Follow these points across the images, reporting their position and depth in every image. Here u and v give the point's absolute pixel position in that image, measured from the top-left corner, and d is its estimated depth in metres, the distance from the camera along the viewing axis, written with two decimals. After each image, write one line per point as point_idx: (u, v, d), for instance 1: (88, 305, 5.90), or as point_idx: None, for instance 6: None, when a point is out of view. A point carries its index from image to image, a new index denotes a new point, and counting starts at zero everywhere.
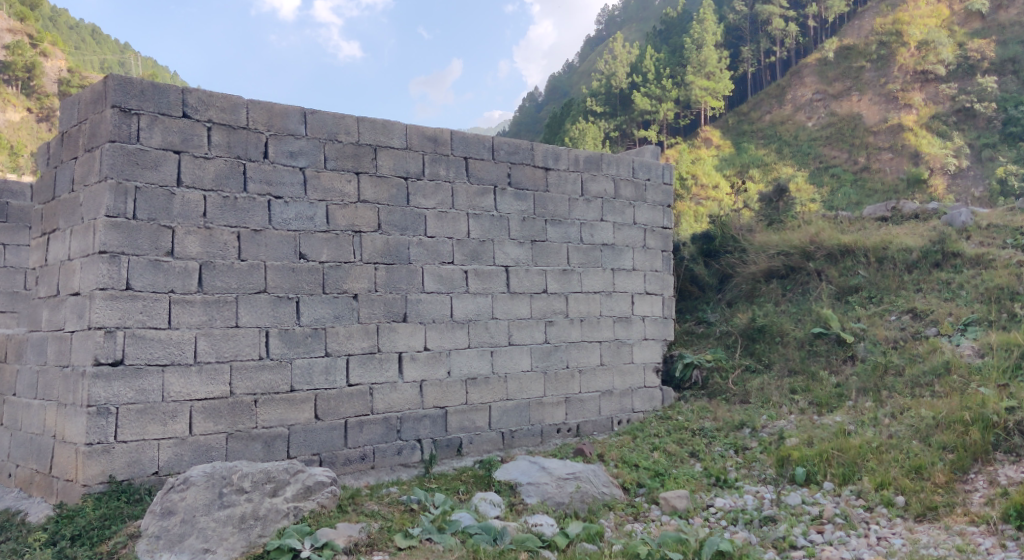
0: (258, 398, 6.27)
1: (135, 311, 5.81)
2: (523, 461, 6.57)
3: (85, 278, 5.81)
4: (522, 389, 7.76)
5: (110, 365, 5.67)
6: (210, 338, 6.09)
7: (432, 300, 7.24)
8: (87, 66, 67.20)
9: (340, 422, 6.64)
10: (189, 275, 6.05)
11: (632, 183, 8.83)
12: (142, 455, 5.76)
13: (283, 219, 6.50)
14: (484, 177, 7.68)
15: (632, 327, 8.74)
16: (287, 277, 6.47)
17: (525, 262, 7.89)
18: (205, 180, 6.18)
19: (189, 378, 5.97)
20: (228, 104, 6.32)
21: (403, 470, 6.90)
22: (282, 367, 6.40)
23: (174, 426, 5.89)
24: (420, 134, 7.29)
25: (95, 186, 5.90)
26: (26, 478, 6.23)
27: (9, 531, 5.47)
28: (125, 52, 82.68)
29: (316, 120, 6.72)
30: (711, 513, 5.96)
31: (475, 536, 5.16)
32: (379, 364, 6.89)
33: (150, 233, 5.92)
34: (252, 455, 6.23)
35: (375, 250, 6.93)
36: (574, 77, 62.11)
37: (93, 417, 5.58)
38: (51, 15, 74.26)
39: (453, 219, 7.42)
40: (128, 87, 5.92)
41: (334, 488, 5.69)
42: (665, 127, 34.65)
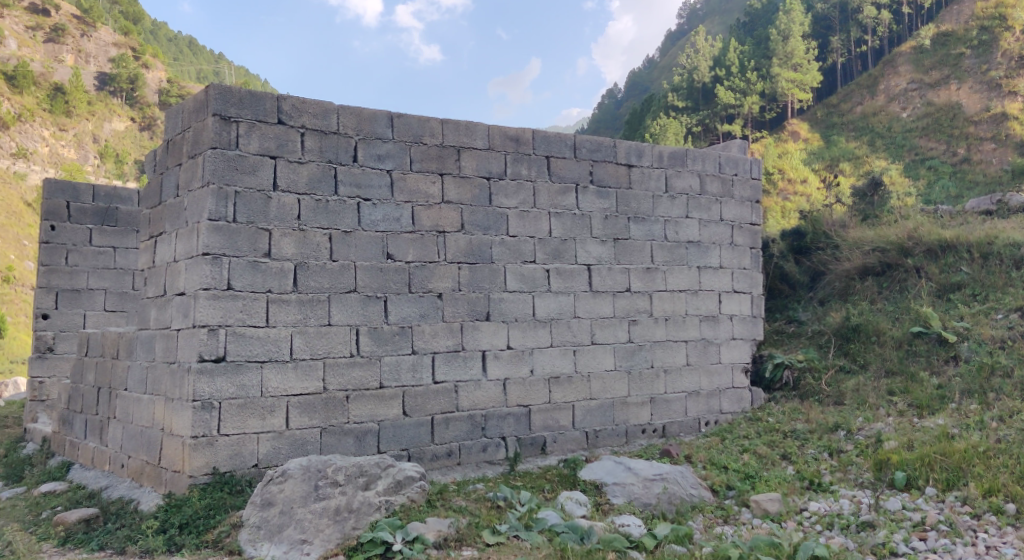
0: (350, 394, 6.46)
1: (236, 310, 6.06)
2: (608, 460, 6.55)
3: (189, 278, 6.10)
4: (605, 389, 7.73)
5: (213, 361, 5.93)
6: (304, 335, 6.31)
7: (515, 299, 7.29)
8: (185, 75, 70.69)
9: (426, 418, 6.77)
10: (285, 275, 6.27)
11: (718, 179, 8.68)
12: (242, 448, 6.01)
13: (371, 220, 6.67)
14: (567, 176, 7.69)
15: (719, 326, 8.60)
16: (375, 277, 6.64)
17: (608, 261, 7.86)
18: (299, 183, 6.40)
19: (286, 374, 6.20)
20: (319, 110, 6.54)
21: (488, 467, 6.97)
22: (372, 364, 6.57)
23: (272, 420, 6.13)
24: (502, 134, 7.36)
25: (198, 191, 6.18)
26: (137, 469, 6.59)
27: (123, 519, 5.79)
28: (220, 61, 86.66)
29: (402, 123, 6.87)
30: (805, 517, 5.80)
31: (562, 535, 5.16)
32: (464, 362, 6.99)
33: (249, 235, 6.17)
34: (345, 450, 6.42)
35: (459, 250, 7.04)
36: (655, 71, 61.49)
37: (198, 412, 5.84)
38: (152, 30, 78.56)
39: (535, 219, 7.46)
40: (227, 95, 6.18)
41: (423, 483, 5.79)
42: (750, 121, 33.92)
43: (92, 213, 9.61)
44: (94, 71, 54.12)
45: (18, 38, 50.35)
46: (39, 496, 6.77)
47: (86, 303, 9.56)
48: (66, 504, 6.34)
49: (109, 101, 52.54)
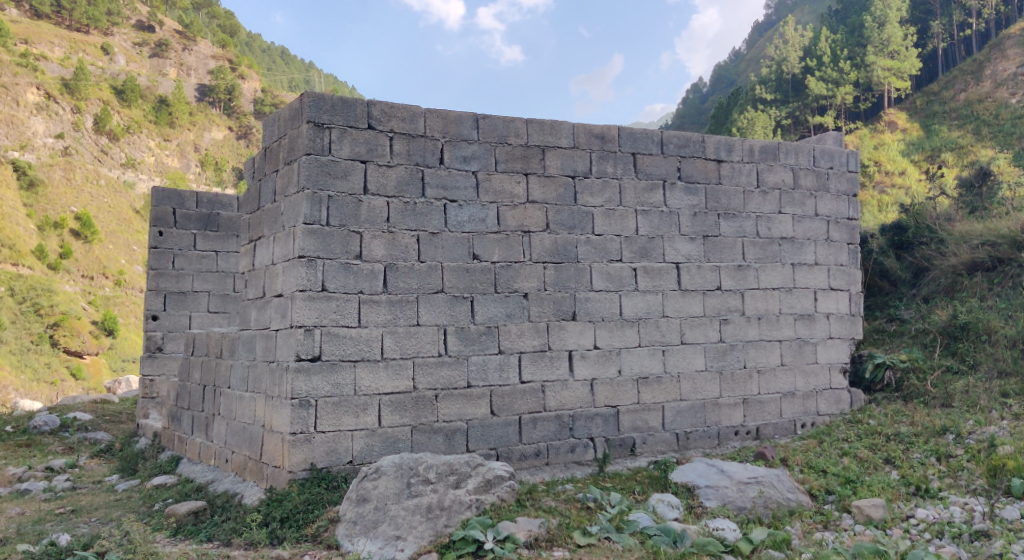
0: (439, 393, 6.55)
1: (330, 311, 6.23)
2: (700, 462, 6.42)
3: (287, 280, 6.31)
4: (696, 390, 7.59)
5: (309, 360, 6.12)
6: (395, 335, 6.43)
7: (601, 298, 7.24)
8: (277, 85, 73.59)
9: (514, 418, 6.79)
10: (375, 277, 6.41)
11: (813, 172, 8.41)
12: (338, 445, 6.17)
13: (457, 221, 6.75)
14: (654, 172, 7.59)
15: (816, 325, 8.31)
16: (462, 277, 6.71)
17: (697, 258, 7.71)
18: (388, 187, 6.53)
19: (377, 373, 6.34)
20: (407, 114, 6.65)
21: (577, 468, 6.93)
22: (460, 363, 6.64)
23: (365, 418, 6.27)
24: (588, 132, 7.32)
25: (294, 196, 6.39)
26: (240, 464, 6.86)
27: (229, 512, 6.04)
28: (310, 70, 89.59)
29: (487, 124, 6.93)
30: (912, 524, 5.55)
31: (654, 538, 5.10)
32: (551, 361, 6.99)
33: (341, 237, 6.33)
34: (435, 447, 6.51)
35: (544, 250, 7.04)
36: (742, 64, 60.07)
37: (296, 409, 6.04)
38: (248, 42, 81.96)
39: (621, 216, 7.39)
40: (321, 103, 6.36)
41: (513, 483, 5.79)
42: (843, 112, 32.84)
43: (196, 219, 10.08)
44: (194, 83, 56.89)
45: (126, 54, 54.21)
46: (152, 488, 7.15)
47: (191, 304, 10.03)
48: (176, 496, 6.66)
49: (208, 111, 55.08)
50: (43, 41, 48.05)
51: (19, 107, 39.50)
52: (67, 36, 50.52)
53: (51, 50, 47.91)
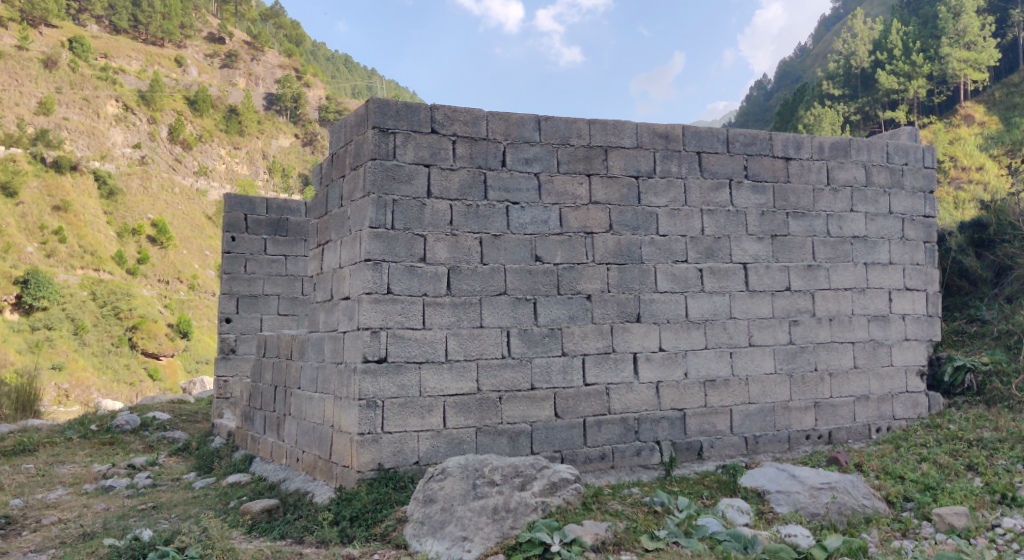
0: (502, 395, 6.56)
1: (396, 313, 6.31)
2: (770, 467, 6.27)
3: (354, 283, 6.42)
4: (765, 392, 7.42)
5: (376, 362, 6.21)
6: (459, 337, 6.47)
7: (667, 299, 7.15)
8: (341, 92, 75.12)
9: (578, 420, 6.76)
10: (439, 279, 6.47)
11: (886, 169, 8.14)
12: (405, 446, 6.24)
13: (520, 223, 6.76)
14: (719, 171, 7.47)
15: (890, 327, 8.04)
16: (525, 279, 6.72)
17: (766, 259, 7.54)
18: (451, 190, 6.58)
19: (442, 375, 6.39)
20: (470, 117, 6.70)
21: (643, 471, 6.87)
22: (523, 365, 6.65)
23: (430, 420, 6.33)
24: (651, 131, 7.25)
25: (360, 201, 6.49)
26: (311, 463, 7.00)
27: (300, 511, 6.16)
28: (373, 77, 91.26)
29: (550, 126, 6.93)
30: (999, 534, 5.32)
31: (724, 543, 5.02)
32: (615, 364, 6.93)
33: (406, 241, 6.41)
34: (499, 449, 6.53)
35: (607, 251, 6.99)
36: (808, 59, 58.70)
37: (363, 409, 6.14)
38: (313, 51, 84.02)
39: (686, 216, 7.29)
40: (386, 109, 6.45)
41: (579, 485, 5.77)
42: (916, 106, 31.76)
43: (266, 224, 10.35)
44: (262, 92, 58.48)
45: (198, 66, 56.23)
46: (227, 486, 7.35)
47: (262, 307, 10.30)
48: (250, 494, 6.84)
49: (276, 119, 56.57)
50: (121, 55, 50.42)
51: (99, 118, 42.01)
52: (144, 50, 52.78)
53: (128, 63, 50.12)
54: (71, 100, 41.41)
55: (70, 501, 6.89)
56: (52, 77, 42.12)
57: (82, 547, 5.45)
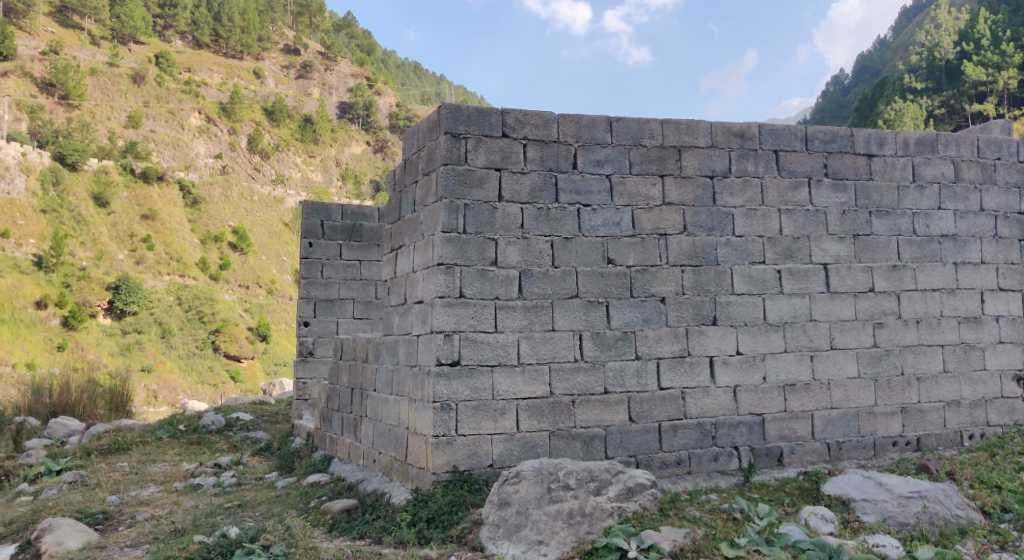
0: (575, 399, 6.53)
1: (468, 316, 6.36)
2: (856, 474, 6.06)
3: (427, 287, 6.50)
4: (848, 397, 7.18)
5: (449, 364, 6.27)
6: (531, 340, 6.47)
7: (744, 302, 6.99)
8: (411, 99, 76.30)
9: (654, 425, 6.67)
10: (511, 283, 6.49)
11: (978, 164, 7.80)
12: (479, 448, 6.28)
13: (592, 226, 6.72)
14: (798, 170, 7.27)
15: (983, 329, 7.67)
16: (597, 282, 6.67)
17: (847, 259, 7.30)
18: (522, 194, 6.60)
19: (514, 378, 6.40)
20: (541, 120, 6.70)
21: (721, 477, 6.73)
22: (596, 369, 6.60)
23: (504, 423, 6.35)
24: (726, 130, 7.12)
25: (433, 206, 6.57)
26: (387, 465, 7.11)
27: (378, 511, 6.26)
28: (442, 83, 92.31)
29: (621, 127, 6.88)
30: None
31: (808, 553, 4.89)
32: (691, 368, 6.81)
33: (478, 245, 6.45)
34: (573, 454, 6.49)
35: (682, 253, 6.89)
36: (888, 53, 56.68)
37: (438, 412, 6.20)
38: (384, 60, 85.60)
39: (763, 217, 7.12)
40: (457, 114, 6.50)
41: (655, 491, 5.69)
42: (1006, 97, 30.27)
43: (341, 230, 10.59)
44: (336, 101, 59.90)
45: (275, 77, 58.05)
46: (307, 486, 7.53)
47: (338, 311, 10.54)
48: (330, 494, 6.99)
49: (349, 127, 57.77)
50: (203, 68, 52.50)
51: (184, 130, 43.90)
52: (224, 63, 54.79)
53: (210, 76, 52.15)
54: (158, 113, 43.44)
55: (161, 498, 7.19)
56: (140, 92, 44.29)
57: (173, 543, 5.67)
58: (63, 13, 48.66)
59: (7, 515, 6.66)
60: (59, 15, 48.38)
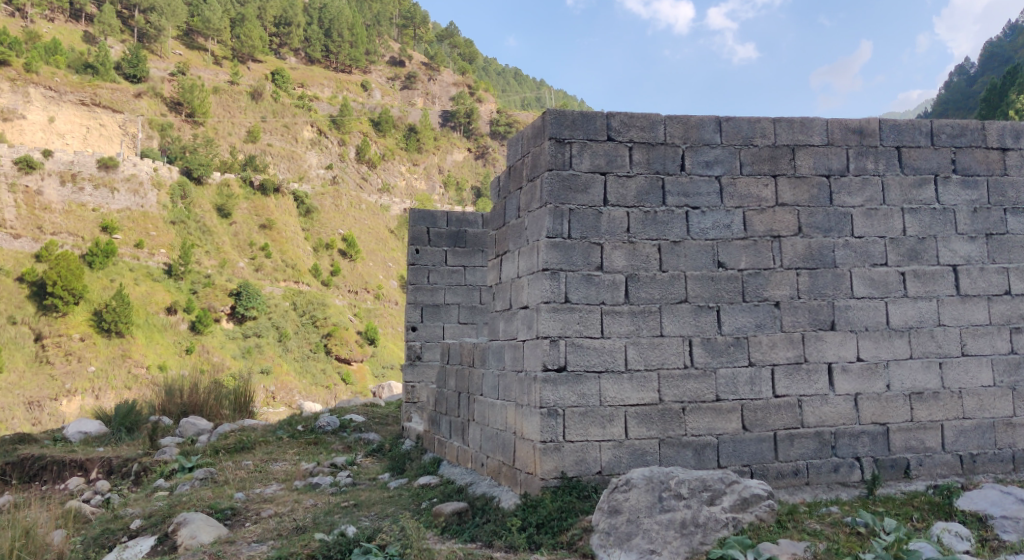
0: (686, 406, 6.40)
1: (574, 322, 6.35)
2: (992, 490, 5.70)
3: (532, 293, 6.52)
4: (983, 407, 6.74)
5: (556, 370, 6.27)
6: (638, 346, 6.40)
7: (864, 306, 6.68)
8: (511, 106, 77.11)
9: (769, 433, 6.46)
10: (617, 287, 6.43)
11: None
12: (587, 455, 6.25)
13: (701, 228, 6.58)
14: (923, 166, 6.90)
15: None
16: (707, 286, 6.53)
17: (980, 260, 6.86)
18: (629, 197, 6.53)
19: (622, 385, 6.34)
20: (647, 123, 6.63)
21: (842, 489, 6.44)
22: (707, 376, 6.45)
23: (612, 429, 6.29)
24: (843, 127, 6.83)
25: (537, 211, 6.60)
26: (496, 468, 7.19)
27: (488, 515, 6.33)
28: (542, 88, 92.75)
29: (731, 127, 6.71)
30: None
31: None
32: (808, 375, 6.56)
33: (583, 249, 6.43)
34: (684, 462, 6.37)
35: (797, 255, 6.65)
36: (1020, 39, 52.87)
37: (545, 418, 6.21)
38: (484, 68, 86.89)
39: (885, 217, 6.79)
40: (562, 119, 6.51)
41: (773, 502, 5.51)
42: None
43: (447, 236, 10.79)
44: (439, 110, 61.11)
45: (381, 89, 59.94)
46: (418, 487, 7.69)
47: (444, 316, 10.74)
48: (441, 496, 7.11)
49: (451, 135, 58.79)
50: (315, 83, 54.80)
51: (298, 143, 45.92)
52: (334, 78, 56.99)
53: (321, 91, 54.36)
54: (274, 127, 45.66)
55: (283, 495, 7.52)
56: (258, 108, 46.66)
57: (296, 540, 5.92)
58: (189, 36, 51.95)
59: (147, 508, 7.13)
60: (185, 38, 51.69)
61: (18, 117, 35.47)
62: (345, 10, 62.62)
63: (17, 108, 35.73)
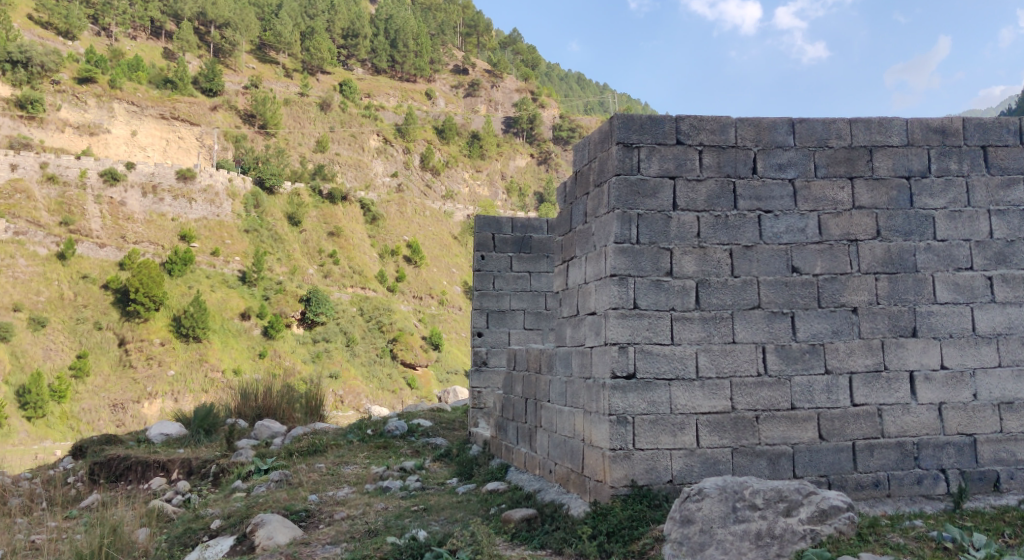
0: (759, 414, 6.26)
1: (643, 328, 6.28)
2: None
3: (600, 299, 6.49)
4: None
5: (625, 378, 6.21)
6: (710, 353, 6.29)
7: (948, 312, 6.42)
8: (574, 110, 77.00)
9: (847, 443, 6.27)
10: (687, 293, 6.35)
11: None
12: (657, 463, 6.17)
13: (774, 233, 6.44)
14: (1011, 166, 6.62)
15: None
16: (781, 292, 6.38)
17: None
18: (698, 201, 6.44)
19: (693, 392, 6.25)
20: (717, 125, 6.52)
21: (926, 502, 6.20)
22: (781, 384, 6.30)
23: (683, 438, 6.21)
24: (924, 126, 6.61)
25: (605, 217, 6.56)
26: (564, 476, 7.16)
27: (558, 522, 6.31)
28: (605, 92, 92.22)
29: (805, 128, 6.56)
30: None
31: None
32: (888, 383, 6.34)
33: (651, 255, 6.36)
34: (758, 472, 6.23)
35: (875, 260, 6.44)
36: None
37: (614, 425, 6.17)
38: (547, 73, 87.01)
39: (970, 218, 6.52)
40: (630, 123, 6.45)
41: (852, 514, 5.33)
42: None
43: (512, 242, 10.85)
44: (502, 116, 61.41)
45: (445, 97, 60.69)
46: (486, 492, 7.73)
47: (509, 322, 10.77)
48: (509, 502, 7.12)
49: (514, 141, 58.98)
50: (381, 93, 55.84)
51: (364, 152, 46.86)
52: (399, 87, 57.98)
53: (387, 100, 55.36)
54: (342, 137, 46.72)
55: (355, 498, 7.65)
56: (327, 118, 47.79)
57: (369, 542, 6.02)
58: (262, 50, 53.72)
59: (225, 509, 7.34)
60: (258, 52, 53.46)
61: (103, 131, 37.16)
62: (410, 20, 63.70)
63: (102, 122, 37.46)
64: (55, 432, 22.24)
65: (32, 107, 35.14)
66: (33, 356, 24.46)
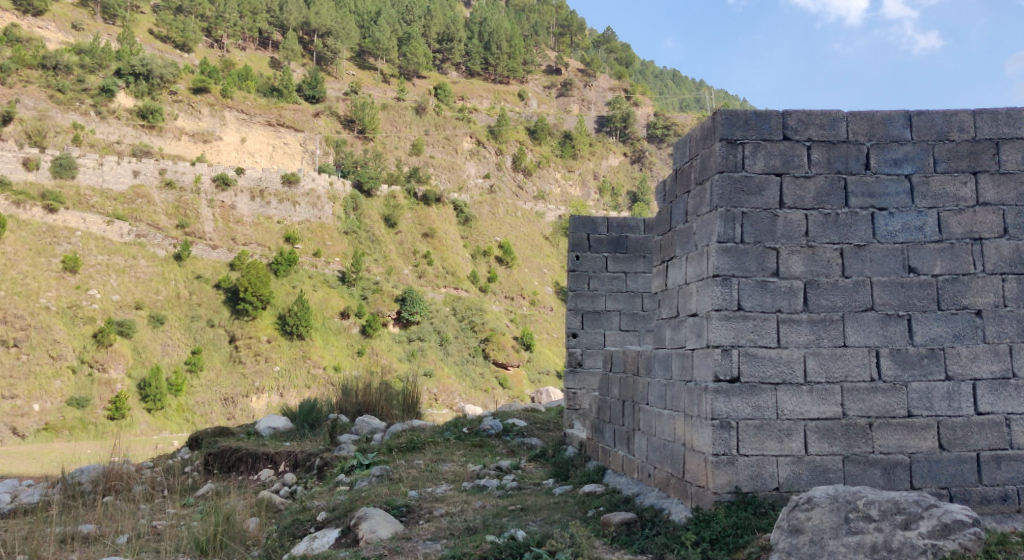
0: (873, 421, 5.98)
1: (747, 330, 6.09)
2: None
3: (701, 300, 6.34)
4: None
5: (728, 381, 6.04)
6: (819, 357, 6.05)
7: None
8: (668, 108, 75.68)
9: (970, 454, 5.92)
10: (795, 294, 6.12)
11: None
12: (762, 470, 5.97)
13: (889, 231, 6.14)
14: None
15: None
16: (896, 293, 6.07)
17: None
18: (807, 199, 6.21)
19: (801, 398, 6.02)
20: (827, 119, 6.27)
21: None
22: (897, 390, 5.99)
23: (790, 444, 5.99)
24: None
25: (706, 215, 6.40)
26: (664, 480, 7.03)
27: (659, 527, 6.19)
28: (700, 88, 90.31)
29: (923, 121, 6.23)
30: None
31: None
32: (1016, 392, 5.96)
33: (757, 255, 6.17)
34: (872, 481, 5.94)
35: (1002, 259, 6.05)
36: None
37: (717, 430, 6.00)
38: (641, 71, 85.89)
39: None
40: (734, 119, 6.26)
41: (978, 529, 5.01)
42: None
43: (607, 242, 10.78)
44: (594, 116, 61.09)
45: (538, 98, 60.91)
46: (583, 494, 7.68)
47: (605, 323, 10.68)
48: (608, 505, 7.05)
49: (606, 140, 58.42)
50: (475, 95, 56.62)
51: (458, 154, 47.53)
52: (492, 89, 58.61)
53: (480, 102, 56.04)
54: (436, 140, 47.59)
55: (453, 495, 7.75)
56: (422, 121, 48.77)
57: (468, 540, 6.07)
58: (361, 57, 55.47)
59: (330, 502, 7.56)
60: (358, 58, 55.23)
61: (215, 139, 39.21)
62: (504, 22, 64.25)
63: (214, 130, 39.54)
64: (172, 424, 23.53)
65: (152, 117, 37.19)
66: (152, 351, 25.86)
